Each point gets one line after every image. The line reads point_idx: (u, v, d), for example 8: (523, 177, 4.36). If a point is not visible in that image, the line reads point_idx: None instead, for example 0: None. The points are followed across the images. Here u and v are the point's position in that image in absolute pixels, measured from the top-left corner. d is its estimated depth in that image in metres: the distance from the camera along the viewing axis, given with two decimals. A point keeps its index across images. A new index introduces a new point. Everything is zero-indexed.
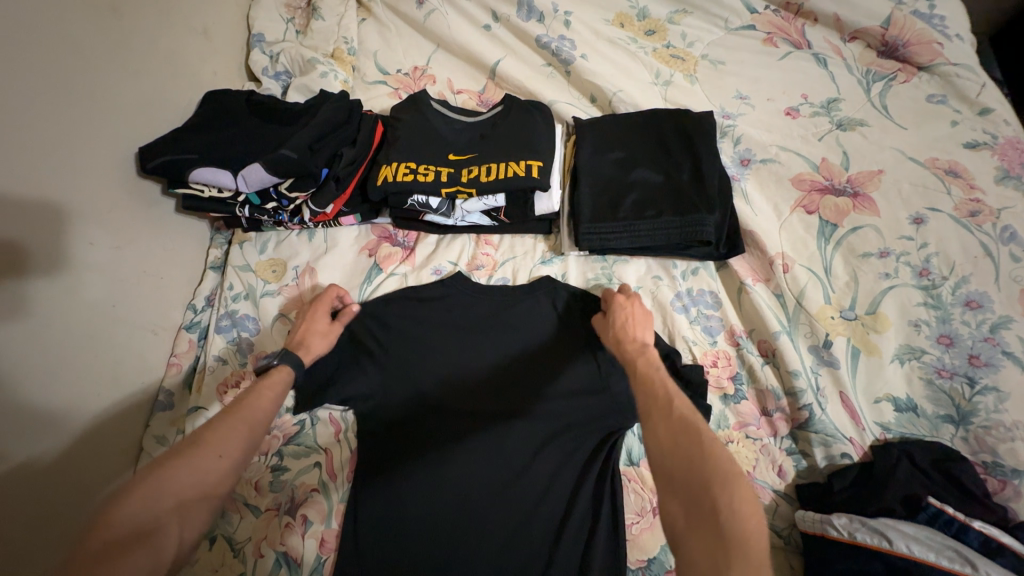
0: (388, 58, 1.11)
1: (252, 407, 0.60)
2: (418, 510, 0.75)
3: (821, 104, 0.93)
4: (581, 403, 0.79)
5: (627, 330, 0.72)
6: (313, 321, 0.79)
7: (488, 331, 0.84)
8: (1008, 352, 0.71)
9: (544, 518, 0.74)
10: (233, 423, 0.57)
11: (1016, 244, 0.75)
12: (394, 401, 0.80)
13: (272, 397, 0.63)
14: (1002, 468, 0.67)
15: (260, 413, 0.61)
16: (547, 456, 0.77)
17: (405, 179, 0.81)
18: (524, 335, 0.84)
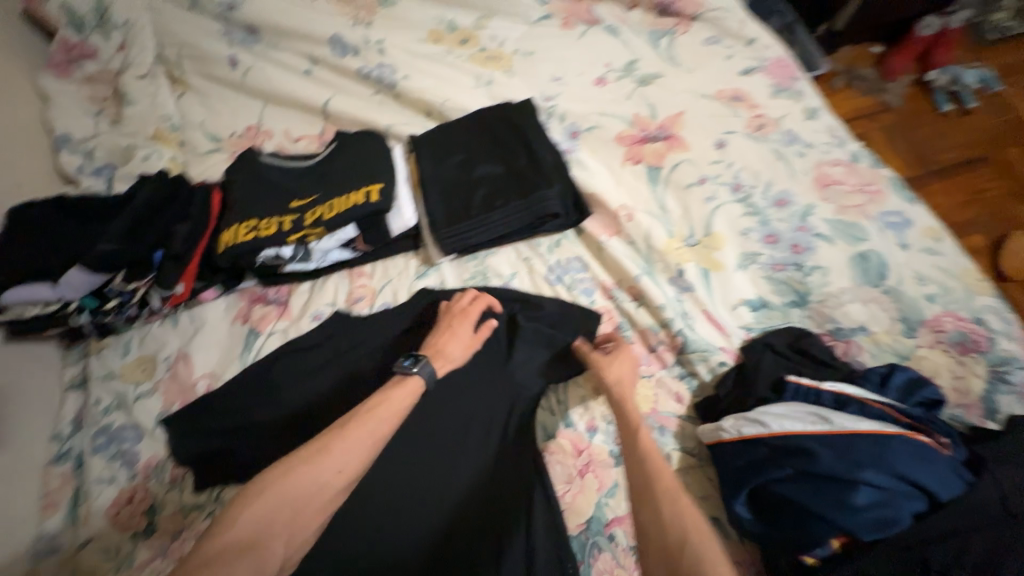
0: (218, 124, 1.09)
1: (388, 404, 0.68)
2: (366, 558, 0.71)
3: (623, 68, 1.03)
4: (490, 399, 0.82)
5: (627, 387, 0.74)
6: (459, 330, 0.80)
7: (429, 406, 0.81)
8: (818, 233, 0.82)
9: (490, 520, 0.74)
10: (376, 419, 0.65)
11: (797, 143, 0.88)
12: (402, 541, 0.73)
13: (404, 394, 0.70)
14: (842, 330, 0.78)
15: (402, 404, 0.69)
16: (472, 458, 0.78)
17: (249, 238, 0.80)
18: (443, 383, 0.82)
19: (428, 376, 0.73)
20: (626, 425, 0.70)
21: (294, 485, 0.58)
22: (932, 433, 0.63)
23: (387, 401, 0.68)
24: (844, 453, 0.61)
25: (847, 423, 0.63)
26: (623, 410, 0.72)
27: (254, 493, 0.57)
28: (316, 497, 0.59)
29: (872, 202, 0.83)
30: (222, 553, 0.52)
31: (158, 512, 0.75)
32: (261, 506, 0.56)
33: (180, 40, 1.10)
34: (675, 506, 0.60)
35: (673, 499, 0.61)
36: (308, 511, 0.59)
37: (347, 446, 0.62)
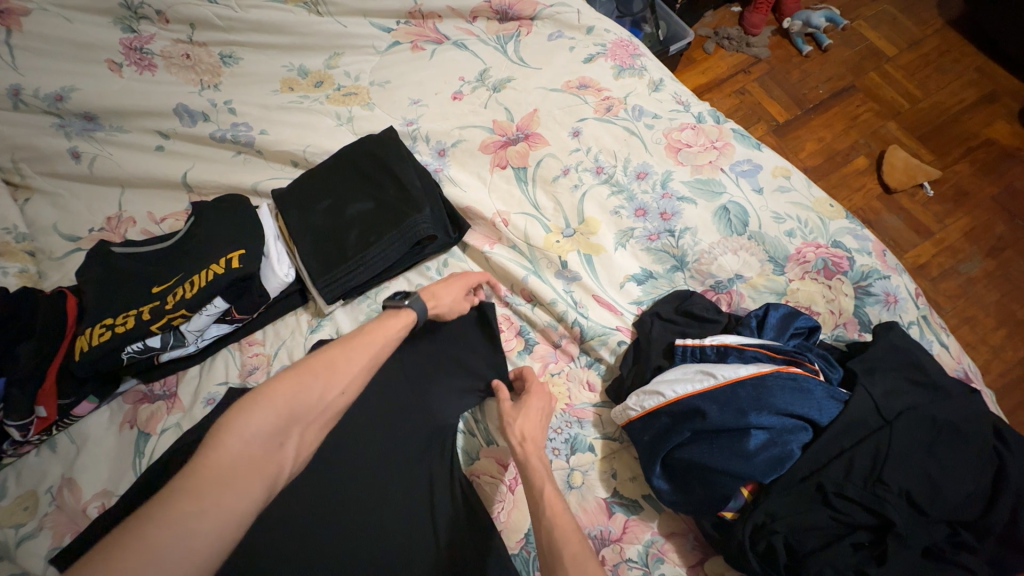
0: (73, 222, 1.02)
1: (385, 328, 0.68)
2: None
3: (476, 78, 1.04)
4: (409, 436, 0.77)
5: (530, 433, 0.69)
6: (455, 282, 0.80)
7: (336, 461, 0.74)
8: (681, 196, 0.85)
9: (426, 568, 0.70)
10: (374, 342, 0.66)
11: (645, 116, 0.91)
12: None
13: (398, 323, 0.70)
14: (722, 283, 0.81)
15: (394, 330, 0.69)
16: (404, 505, 0.73)
17: (106, 338, 0.75)
18: (356, 431, 0.76)
19: (419, 313, 0.73)
20: (530, 486, 0.63)
21: (299, 391, 0.58)
22: (804, 362, 0.66)
23: (387, 324, 0.69)
24: (728, 402, 0.63)
25: (729, 372, 0.65)
26: (527, 467, 0.65)
27: (264, 398, 0.56)
28: (320, 410, 0.60)
29: (723, 156, 0.87)
30: (245, 459, 0.52)
31: None
32: (271, 413, 0.55)
33: (10, 143, 1.02)
34: (582, 573, 0.53)
35: (581, 569, 0.54)
36: (311, 419, 0.59)
37: (351, 365, 0.63)
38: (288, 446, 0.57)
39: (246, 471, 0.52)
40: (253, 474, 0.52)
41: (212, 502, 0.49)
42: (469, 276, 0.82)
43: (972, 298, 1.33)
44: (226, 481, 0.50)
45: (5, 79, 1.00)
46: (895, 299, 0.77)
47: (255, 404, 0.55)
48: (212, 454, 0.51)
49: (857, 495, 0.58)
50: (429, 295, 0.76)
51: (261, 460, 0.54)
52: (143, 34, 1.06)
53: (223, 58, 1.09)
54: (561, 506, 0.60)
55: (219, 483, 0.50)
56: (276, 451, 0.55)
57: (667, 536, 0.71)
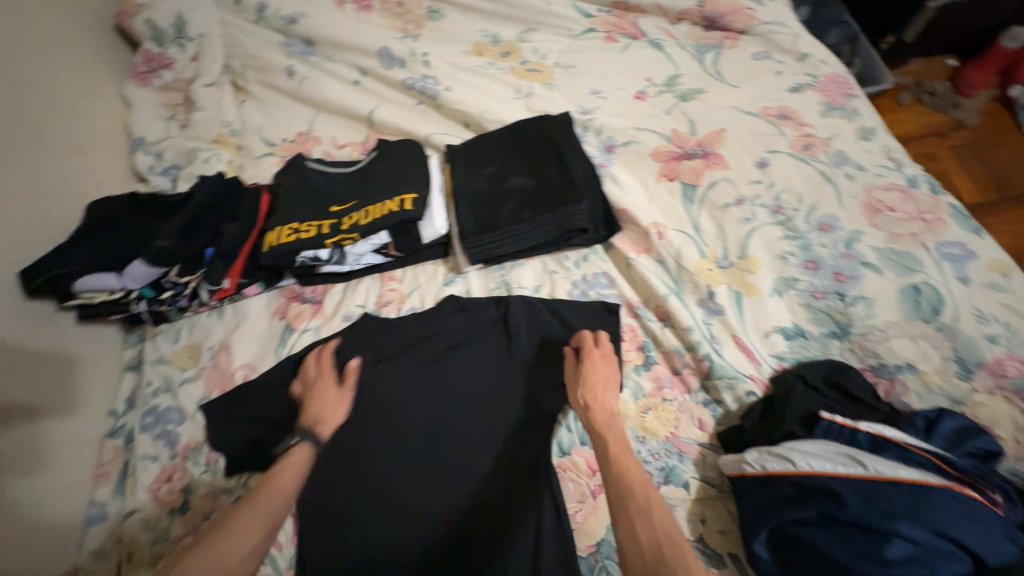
0: (273, 130, 1.16)
1: (271, 488, 0.68)
2: (367, 538, 0.75)
3: (664, 82, 1.01)
4: (504, 425, 0.81)
5: (599, 389, 0.74)
6: (328, 394, 0.80)
7: (422, 428, 0.82)
8: (865, 261, 0.77)
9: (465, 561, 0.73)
10: (251, 509, 0.66)
11: (847, 165, 0.83)
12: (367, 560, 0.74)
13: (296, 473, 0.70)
14: (887, 367, 0.72)
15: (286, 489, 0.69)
16: (487, 463, 0.79)
17: (290, 239, 0.85)
18: (443, 408, 0.82)
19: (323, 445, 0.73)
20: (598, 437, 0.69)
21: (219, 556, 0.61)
22: (982, 488, 0.57)
23: (281, 473, 0.70)
24: (874, 498, 0.57)
25: (884, 469, 0.59)
26: (596, 422, 0.71)
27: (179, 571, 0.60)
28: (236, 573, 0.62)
29: (929, 231, 0.77)
30: None
31: (192, 492, 0.81)
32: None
33: (245, 51, 1.19)
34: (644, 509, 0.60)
35: (645, 506, 0.60)
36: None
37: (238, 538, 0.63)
38: None
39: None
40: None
41: None
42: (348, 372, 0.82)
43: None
44: None
45: None
46: None
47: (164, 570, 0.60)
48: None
49: None
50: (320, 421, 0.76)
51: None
52: None
53: (429, 12, 1.17)
54: (623, 447, 0.68)
55: None
56: None
57: None
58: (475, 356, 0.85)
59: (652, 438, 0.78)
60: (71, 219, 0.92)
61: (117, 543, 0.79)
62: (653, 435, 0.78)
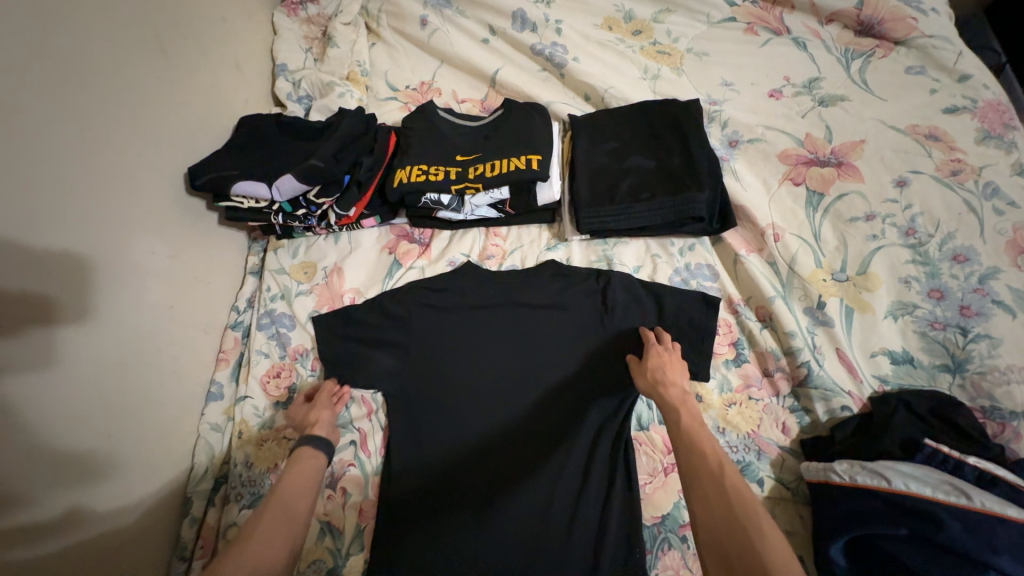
0: (398, 76, 1.21)
1: (289, 499, 0.67)
2: (441, 454, 0.84)
3: (803, 84, 0.98)
4: (582, 384, 0.85)
5: (664, 370, 0.76)
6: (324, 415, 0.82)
7: (493, 362, 0.88)
8: (998, 301, 0.74)
9: (522, 483, 0.80)
10: (277, 513, 0.65)
11: (997, 199, 0.79)
12: (435, 462, 0.84)
13: (302, 489, 0.70)
14: (1000, 411, 0.70)
15: (297, 501, 0.68)
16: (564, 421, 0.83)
17: (419, 179, 0.90)
18: (514, 347, 0.89)
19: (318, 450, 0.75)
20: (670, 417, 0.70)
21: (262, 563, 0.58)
22: None
23: (288, 489, 0.68)
24: (978, 532, 0.57)
25: (991, 503, 0.58)
26: (665, 402, 0.71)
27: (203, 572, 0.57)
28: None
29: None
30: None
31: (297, 389, 0.92)
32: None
33: None
34: (713, 474, 0.60)
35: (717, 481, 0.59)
36: None
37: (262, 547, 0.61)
38: None
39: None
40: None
41: None
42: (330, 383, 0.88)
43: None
44: None
45: None
46: None
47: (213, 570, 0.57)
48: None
49: None
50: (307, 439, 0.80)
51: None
52: None
53: None
54: (698, 423, 0.67)
55: None
56: None
57: None
58: (567, 321, 0.89)
59: (733, 431, 0.79)
60: (222, 130, 1.01)
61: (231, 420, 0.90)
62: (734, 429, 0.79)
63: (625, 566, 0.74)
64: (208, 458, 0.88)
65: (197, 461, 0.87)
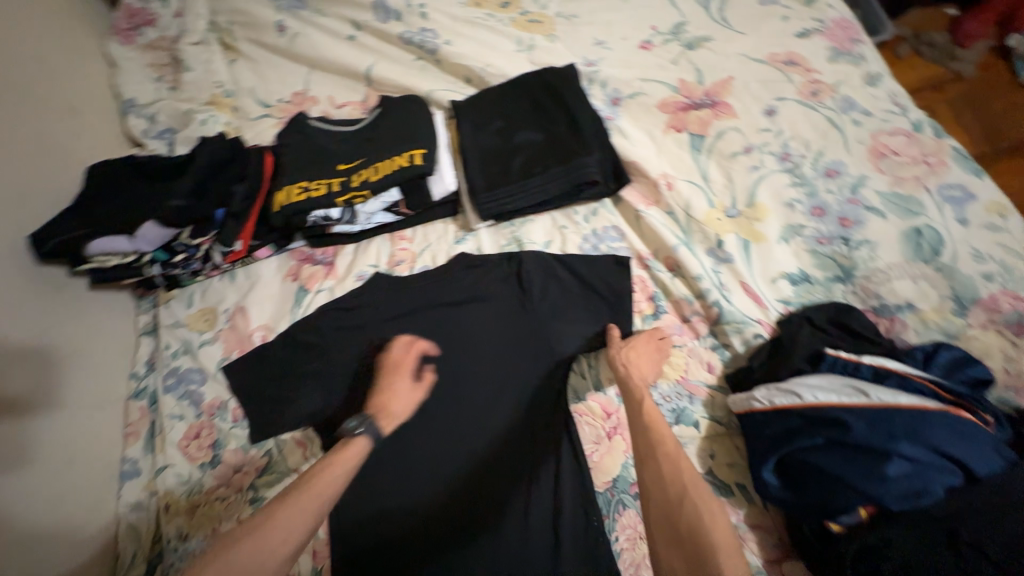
0: (267, 90, 1.12)
1: (326, 475, 0.61)
2: (399, 503, 0.78)
3: (670, 31, 0.99)
4: (529, 390, 0.83)
5: (637, 360, 0.76)
6: (400, 388, 0.78)
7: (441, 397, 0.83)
8: (870, 206, 0.79)
9: (488, 501, 0.77)
10: (299, 495, 0.58)
11: (853, 111, 0.84)
12: (396, 507, 0.78)
13: (340, 473, 0.62)
14: (887, 307, 0.76)
15: (338, 478, 0.61)
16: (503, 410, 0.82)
17: (300, 198, 0.84)
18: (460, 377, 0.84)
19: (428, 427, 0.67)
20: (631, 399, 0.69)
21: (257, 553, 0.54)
22: (977, 411, 0.62)
23: (327, 469, 0.62)
24: (879, 424, 0.61)
25: (885, 396, 0.63)
26: (627, 386, 0.71)
27: (214, 555, 0.54)
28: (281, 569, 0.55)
29: (931, 174, 0.79)
30: None
31: (220, 446, 0.85)
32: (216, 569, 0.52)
33: (232, 7, 1.13)
34: (674, 463, 0.60)
35: (673, 459, 0.60)
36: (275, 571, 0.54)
37: (291, 517, 0.56)
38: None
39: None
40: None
41: None
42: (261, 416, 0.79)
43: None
44: None
45: None
46: None
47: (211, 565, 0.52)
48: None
49: None
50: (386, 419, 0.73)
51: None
52: None
53: None
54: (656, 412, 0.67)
55: None
56: None
57: (751, 526, 0.73)
58: (487, 310, 0.87)
59: (664, 381, 0.81)
60: (70, 185, 0.90)
61: (153, 496, 0.82)
62: (664, 379, 0.81)
63: (587, 538, 0.74)
64: (133, 543, 0.79)
65: (121, 549, 0.79)
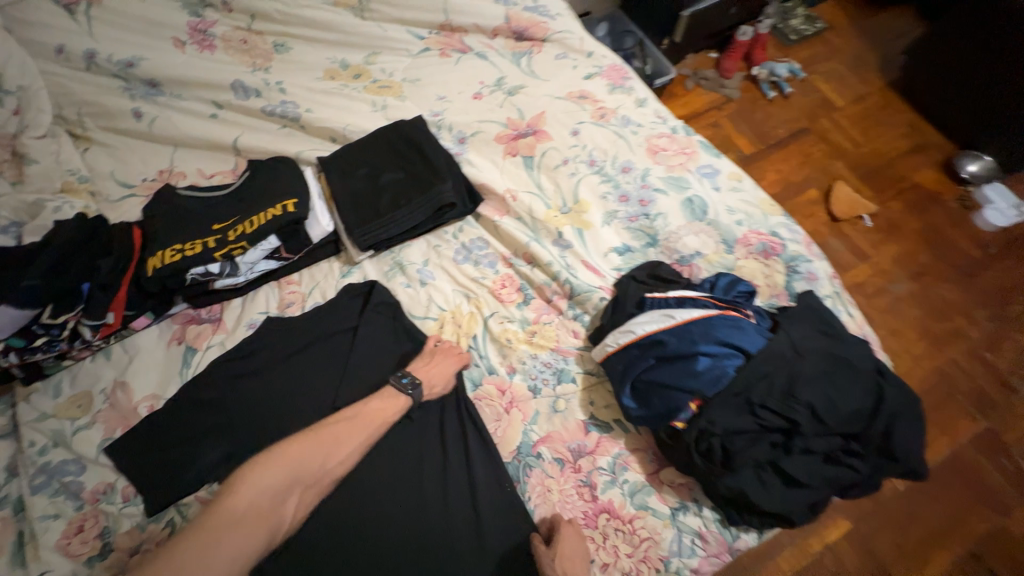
0: (127, 172, 1.15)
1: (376, 409, 0.86)
2: (351, 560, 0.80)
3: (494, 83, 1.24)
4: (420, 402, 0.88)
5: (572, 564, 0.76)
6: (444, 361, 0.92)
7: (357, 491, 0.85)
8: (656, 188, 1.06)
9: (430, 512, 0.83)
10: (332, 429, 0.83)
11: (631, 125, 1.13)
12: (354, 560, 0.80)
13: (394, 405, 0.87)
14: (686, 257, 1.01)
15: (382, 416, 0.86)
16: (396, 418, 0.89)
17: (174, 260, 0.89)
18: (361, 469, 0.86)
19: (416, 399, 0.88)
20: None
21: (305, 462, 0.80)
22: (739, 308, 0.87)
23: (375, 408, 0.87)
24: (682, 335, 0.82)
25: (684, 314, 0.84)
26: None
27: (275, 462, 0.79)
28: (315, 475, 0.81)
29: (690, 160, 1.09)
30: (258, 505, 0.76)
31: (112, 531, 0.81)
32: (281, 472, 0.78)
33: (79, 99, 1.16)
34: None
35: None
36: (310, 482, 0.81)
37: (344, 443, 0.83)
38: (288, 503, 0.79)
39: (253, 516, 0.75)
40: (261, 519, 0.75)
41: (236, 526, 0.73)
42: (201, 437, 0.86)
43: (896, 313, 1.67)
44: (246, 520, 0.74)
45: (81, 44, 1.14)
46: (816, 277, 0.98)
47: (272, 462, 0.79)
48: (236, 497, 0.75)
49: (775, 405, 0.76)
50: (426, 379, 0.89)
51: (271, 507, 0.77)
52: (207, 19, 1.23)
53: (275, 46, 1.26)
54: None
55: (245, 516, 0.75)
56: (276, 504, 0.78)
57: (632, 451, 0.88)
58: (334, 346, 0.95)
59: (542, 351, 0.97)
60: None
61: None
62: (543, 350, 0.97)
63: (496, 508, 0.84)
64: None
65: None
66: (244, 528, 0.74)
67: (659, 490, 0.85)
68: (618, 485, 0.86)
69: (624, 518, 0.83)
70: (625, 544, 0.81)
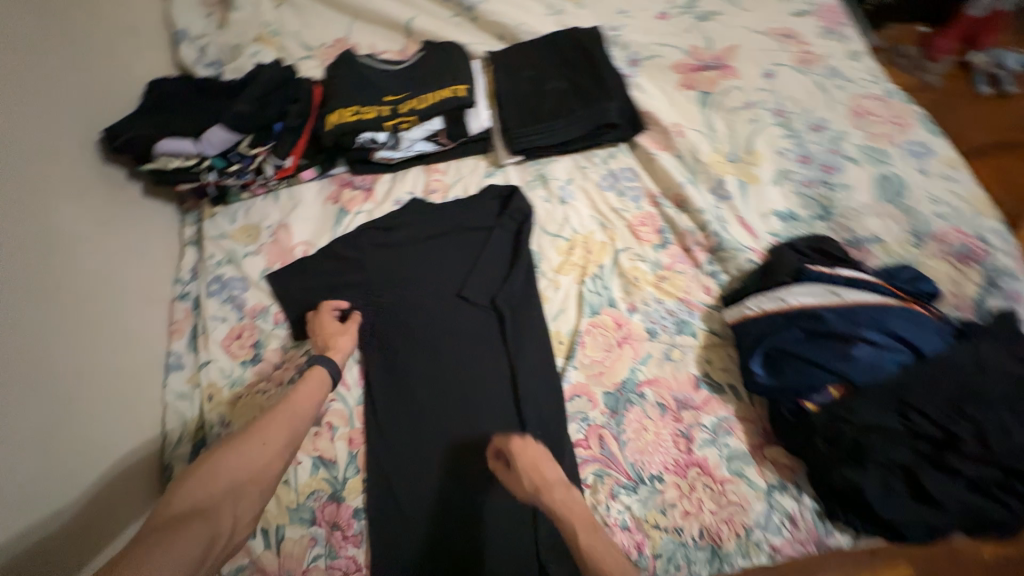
0: (310, 34, 1.20)
1: (299, 396, 0.72)
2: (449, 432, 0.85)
3: (684, 5, 1.12)
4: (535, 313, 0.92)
5: (539, 468, 0.71)
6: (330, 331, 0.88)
7: (462, 375, 0.89)
8: (847, 155, 0.93)
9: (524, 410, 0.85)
10: (264, 417, 0.67)
11: (837, 78, 0.99)
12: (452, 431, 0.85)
13: (313, 386, 0.75)
14: (860, 240, 0.89)
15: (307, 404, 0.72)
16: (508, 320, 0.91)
17: (352, 119, 0.94)
18: (468, 359, 0.90)
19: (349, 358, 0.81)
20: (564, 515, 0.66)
21: (241, 453, 0.61)
22: (925, 306, 0.78)
23: (301, 396, 0.72)
24: (844, 312, 0.76)
25: (852, 296, 0.77)
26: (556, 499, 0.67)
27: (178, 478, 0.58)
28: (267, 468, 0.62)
29: (899, 132, 0.94)
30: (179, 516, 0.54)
31: (261, 347, 0.91)
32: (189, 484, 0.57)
33: None
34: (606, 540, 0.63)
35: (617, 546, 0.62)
36: (263, 474, 0.61)
37: (278, 424, 0.66)
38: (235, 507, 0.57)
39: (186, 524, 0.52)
40: (191, 523, 0.53)
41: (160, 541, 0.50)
42: (340, 287, 0.94)
43: None
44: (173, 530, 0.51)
45: None
46: None
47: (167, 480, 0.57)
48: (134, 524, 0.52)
49: (934, 413, 0.69)
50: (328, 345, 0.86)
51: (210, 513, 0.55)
52: None
53: None
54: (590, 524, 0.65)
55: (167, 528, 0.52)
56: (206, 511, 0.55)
57: (739, 419, 0.85)
58: (466, 240, 0.98)
59: (669, 299, 0.93)
60: (132, 95, 1.00)
61: (197, 387, 0.89)
62: (670, 298, 0.93)
63: (586, 426, 0.86)
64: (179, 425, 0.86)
65: (169, 430, 0.86)
66: (175, 538, 0.51)
67: (759, 464, 0.82)
68: (717, 446, 0.83)
69: (715, 478, 0.81)
70: (709, 501, 0.80)
